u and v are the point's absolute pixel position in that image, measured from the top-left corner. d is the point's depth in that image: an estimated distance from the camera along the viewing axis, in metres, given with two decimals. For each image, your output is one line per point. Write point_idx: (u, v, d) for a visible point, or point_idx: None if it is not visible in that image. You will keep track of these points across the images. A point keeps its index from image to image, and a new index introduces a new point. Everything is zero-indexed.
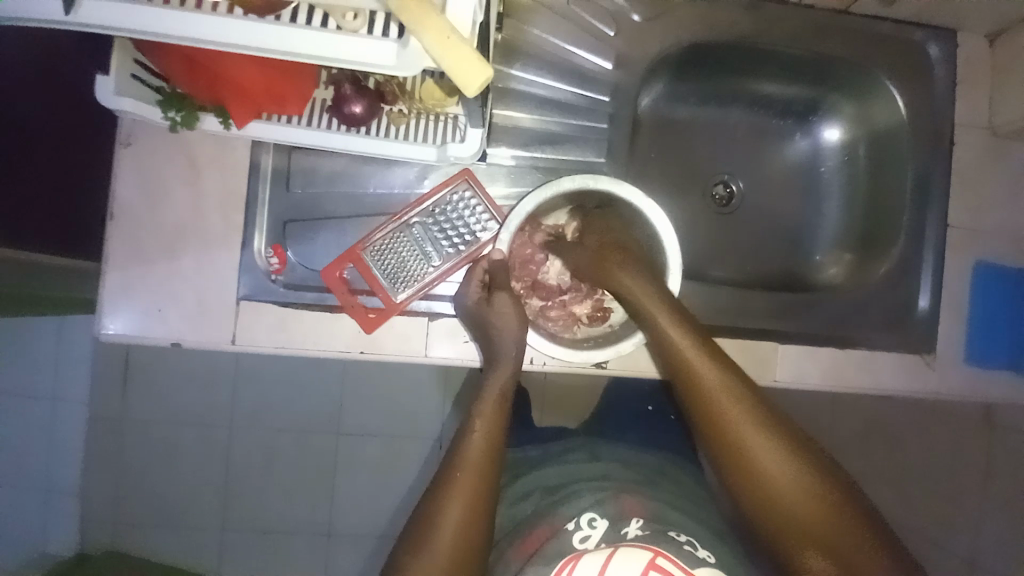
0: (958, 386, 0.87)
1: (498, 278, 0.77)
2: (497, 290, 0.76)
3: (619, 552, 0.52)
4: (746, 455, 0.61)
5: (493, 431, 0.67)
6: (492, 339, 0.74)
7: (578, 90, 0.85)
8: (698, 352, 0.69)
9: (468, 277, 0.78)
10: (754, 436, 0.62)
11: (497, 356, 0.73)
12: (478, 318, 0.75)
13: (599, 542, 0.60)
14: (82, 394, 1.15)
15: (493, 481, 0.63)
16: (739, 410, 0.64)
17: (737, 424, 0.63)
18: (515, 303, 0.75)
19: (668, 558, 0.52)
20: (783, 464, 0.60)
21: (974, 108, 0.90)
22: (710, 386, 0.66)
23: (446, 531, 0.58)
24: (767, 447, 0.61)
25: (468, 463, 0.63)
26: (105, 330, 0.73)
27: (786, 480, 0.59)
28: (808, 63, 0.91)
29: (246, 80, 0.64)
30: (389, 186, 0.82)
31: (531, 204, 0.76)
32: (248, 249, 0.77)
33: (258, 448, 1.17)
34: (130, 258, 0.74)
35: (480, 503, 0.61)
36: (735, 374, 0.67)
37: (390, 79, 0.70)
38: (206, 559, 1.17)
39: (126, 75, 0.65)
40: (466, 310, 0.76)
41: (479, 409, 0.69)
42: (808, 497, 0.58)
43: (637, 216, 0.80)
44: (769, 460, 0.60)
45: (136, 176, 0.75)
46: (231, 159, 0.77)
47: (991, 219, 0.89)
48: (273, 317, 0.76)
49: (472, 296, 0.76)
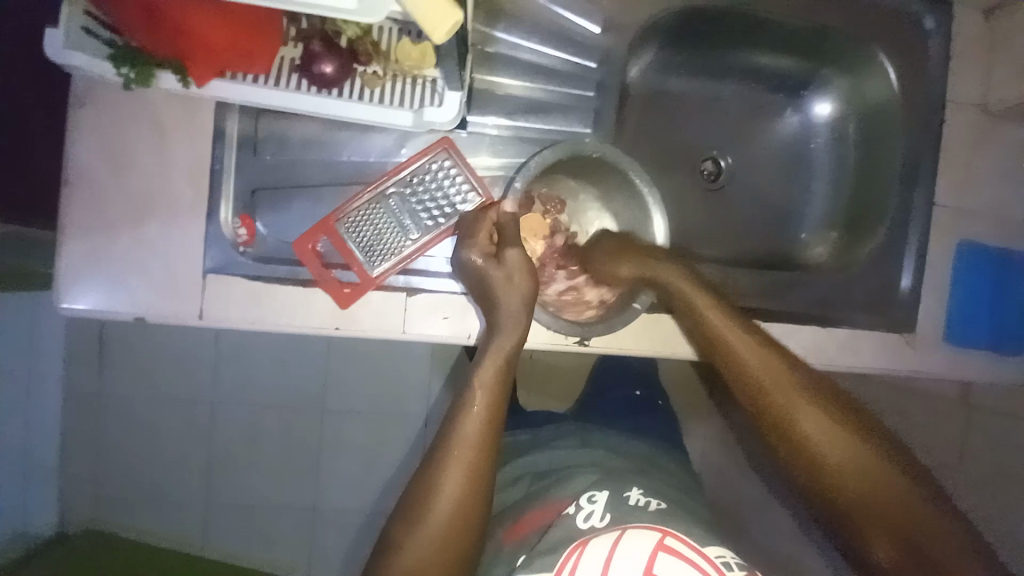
0: (942, 368, 0.87)
1: (508, 233, 0.71)
2: (507, 246, 0.70)
3: (627, 532, 0.54)
4: (795, 430, 0.63)
5: (495, 404, 0.62)
6: (495, 297, 0.68)
7: (565, 55, 0.81)
8: (759, 355, 0.67)
9: (471, 232, 0.72)
10: (819, 430, 0.62)
11: (500, 322, 0.67)
12: (482, 276, 0.69)
13: (604, 514, 0.59)
14: (54, 373, 1.11)
15: (490, 458, 0.61)
16: (813, 416, 0.63)
17: (811, 433, 0.63)
18: (527, 261, 0.70)
19: (678, 537, 0.54)
20: (813, 413, 0.63)
21: (968, 84, 0.88)
22: (757, 371, 0.66)
23: (442, 508, 0.57)
24: (825, 430, 0.62)
25: (465, 440, 0.60)
26: (64, 305, 0.69)
27: (838, 450, 0.62)
28: (803, 33, 0.89)
29: (207, 36, 0.59)
30: (364, 154, 0.78)
31: (552, 156, 0.74)
32: (214, 220, 0.73)
33: (240, 428, 1.15)
34: (88, 227, 0.70)
35: (478, 481, 0.59)
36: (798, 372, 0.66)
37: (363, 37, 0.67)
38: (190, 540, 1.16)
39: (77, 29, 0.60)
40: (470, 268, 0.70)
41: (480, 378, 0.64)
42: (834, 440, 0.62)
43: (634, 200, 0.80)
44: (814, 432, 0.63)
45: (91, 139, 0.70)
46: (197, 124, 0.71)
47: (980, 199, 0.88)
48: (242, 291, 0.73)
49: (479, 253, 0.70)
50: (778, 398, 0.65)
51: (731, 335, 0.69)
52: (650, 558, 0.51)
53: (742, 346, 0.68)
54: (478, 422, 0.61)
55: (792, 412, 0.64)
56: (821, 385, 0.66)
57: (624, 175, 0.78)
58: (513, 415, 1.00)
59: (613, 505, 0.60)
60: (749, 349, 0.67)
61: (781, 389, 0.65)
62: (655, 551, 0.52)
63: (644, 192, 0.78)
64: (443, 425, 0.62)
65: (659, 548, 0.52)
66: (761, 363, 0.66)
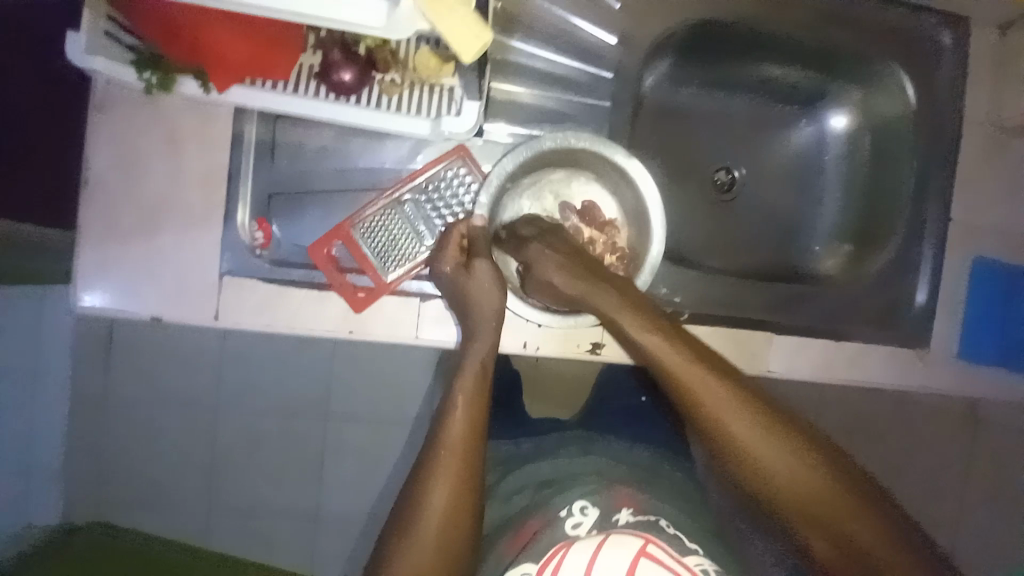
0: (949, 385, 0.87)
1: (477, 244, 0.72)
2: (475, 257, 0.71)
3: (610, 540, 0.53)
4: (748, 454, 0.62)
5: (474, 414, 0.64)
6: (469, 307, 0.70)
7: (579, 65, 0.81)
8: (758, 427, 0.62)
9: (441, 245, 0.73)
10: (770, 456, 0.61)
11: (475, 333, 0.69)
12: (456, 286, 0.71)
13: (591, 528, 0.60)
14: (63, 369, 1.12)
15: (476, 469, 0.61)
16: (796, 468, 0.61)
17: (775, 472, 0.61)
18: (497, 273, 0.71)
19: (659, 546, 0.53)
20: (762, 434, 0.62)
21: (983, 99, 0.88)
22: (696, 391, 0.64)
23: (432, 517, 0.58)
24: (776, 455, 0.61)
25: (452, 445, 0.61)
26: (82, 303, 0.70)
27: (790, 474, 0.61)
28: (816, 47, 0.89)
29: (229, 45, 0.62)
30: (380, 161, 0.79)
31: (512, 162, 0.75)
32: (231, 223, 0.74)
33: (247, 426, 1.16)
34: (106, 229, 0.70)
35: (461, 488, 0.60)
36: (760, 408, 0.63)
37: (382, 47, 0.68)
38: (194, 534, 1.17)
39: (99, 32, 0.60)
40: (444, 279, 0.72)
41: (461, 383, 0.66)
42: (783, 463, 0.61)
43: (638, 202, 0.80)
44: (764, 457, 0.61)
45: (108, 142, 0.70)
46: (208, 131, 0.72)
47: (992, 216, 0.88)
48: (258, 295, 0.73)
49: (450, 264, 0.72)
50: (778, 462, 0.61)
51: (722, 406, 0.63)
52: (632, 564, 0.51)
53: (736, 421, 0.62)
54: (463, 427, 0.63)
55: (788, 478, 0.60)
56: (783, 416, 0.64)
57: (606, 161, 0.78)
58: (517, 422, 1.00)
59: (602, 522, 0.60)
60: (740, 419, 0.62)
61: (766, 450, 0.61)
62: (637, 558, 0.51)
63: (625, 165, 0.77)
64: (432, 431, 0.64)
65: (642, 555, 0.52)
66: (763, 438, 0.62)
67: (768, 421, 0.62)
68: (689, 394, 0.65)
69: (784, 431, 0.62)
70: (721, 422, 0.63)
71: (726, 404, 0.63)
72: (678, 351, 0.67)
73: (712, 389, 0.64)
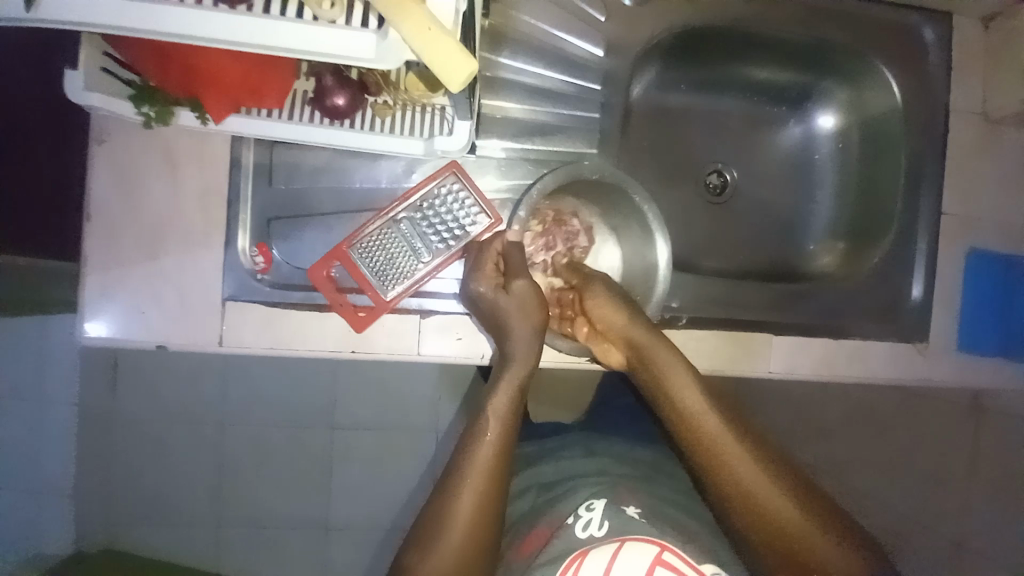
0: (949, 375, 0.87)
1: (514, 262, 0.72)
2: (514, 277, 0.71)
3: (625, 546, 0.53)
4: (781, 528, 0.56)
5: (506, 433, 0.63)
6: (506, 327, 0.69)
7: (568, 77, 0.83)
8: (787, 496, 0.58)
9: (479, 265, 0.73)
10: (804, 537, 0.55)
11: (511, 355, 0.68)
12: (492, 306, 0.70)
13: (602, 522, 0.58)
14: (70, 393, 1.13)
15: (503, 483, 0.61)
16: (836, 555, 0.54)
17: (813, 556, 0.54)
18: (537, 290, 0.71)
19: (675, 552, 0.53)
20: (793, 505, 0.57)
21: (969, 93, 0.89)
22: (722, 451, 0.61)
23: (457, 528, 0.57)
24: (811, 534, 0.55)
25: (478, 466, 0.60)
26: (87, 333, 0.71)
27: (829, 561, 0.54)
28: (800, 49, 0.90)
29: (221, 69, 0.62)
30: (375, 180, 0.80)
31: (553, 181, 0.74)
32: (231, 248, 0.75)
33: (252, 443, 1.16)
34: (109, 258, 0.71)
35: (488, 502, 0.59)
36: (788, 476, 0.60)
37: (372, 70, 0.66)
38: (203, 553, 1.17)
39: (96, 68, 0.62)
40: (478, 298, 0.71)
41: (494, 405, 0.64)
42: (820, 549, 0.55)
43: (646, 244, 0.81)
44: (799, 535, 0.55)
45: (108, 173, 0.72)
46: (207, 156, 0.74)
47: (983, 207, 0.89)
48: (261, 318, 0.75)
49: (486, 285, 0.71)
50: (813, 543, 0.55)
51: (748, 467, 0.59)
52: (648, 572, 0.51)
53: (784, 506, 0.57)
54: (491, 449, 0.61)
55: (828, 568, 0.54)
56: (809, 489, 0.60)
57: (628, 196, 0.79)
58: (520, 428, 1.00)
59: (611, 513, 0.59)
60: (770, 486, 0.58)
61: (801, 528, 0.56)
62: (653, 564, 0.52)
63: (644, 210, 0.78)
64: None
65: (657, 564, 0.52)
66: (796, 512, 0.57)
67: (796, 491, 0.58)
68: (716, 452, 0.61)
69: (813, 506, 0.58)
70: (746, 487, 0.58)
71: (754, 469, 0.59)
72: (722, 424, 0.63)
73: (737, 449, 0.61)
